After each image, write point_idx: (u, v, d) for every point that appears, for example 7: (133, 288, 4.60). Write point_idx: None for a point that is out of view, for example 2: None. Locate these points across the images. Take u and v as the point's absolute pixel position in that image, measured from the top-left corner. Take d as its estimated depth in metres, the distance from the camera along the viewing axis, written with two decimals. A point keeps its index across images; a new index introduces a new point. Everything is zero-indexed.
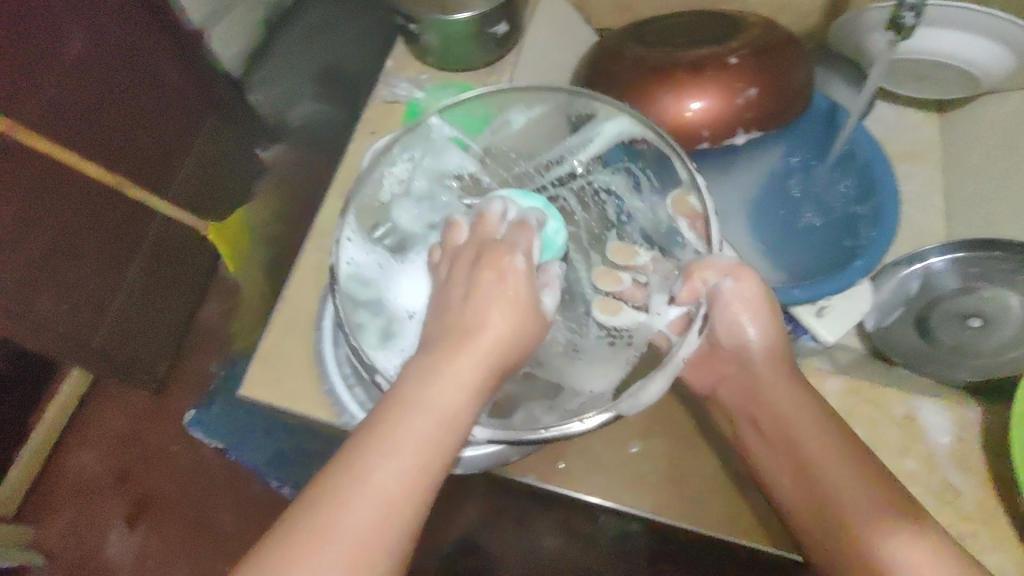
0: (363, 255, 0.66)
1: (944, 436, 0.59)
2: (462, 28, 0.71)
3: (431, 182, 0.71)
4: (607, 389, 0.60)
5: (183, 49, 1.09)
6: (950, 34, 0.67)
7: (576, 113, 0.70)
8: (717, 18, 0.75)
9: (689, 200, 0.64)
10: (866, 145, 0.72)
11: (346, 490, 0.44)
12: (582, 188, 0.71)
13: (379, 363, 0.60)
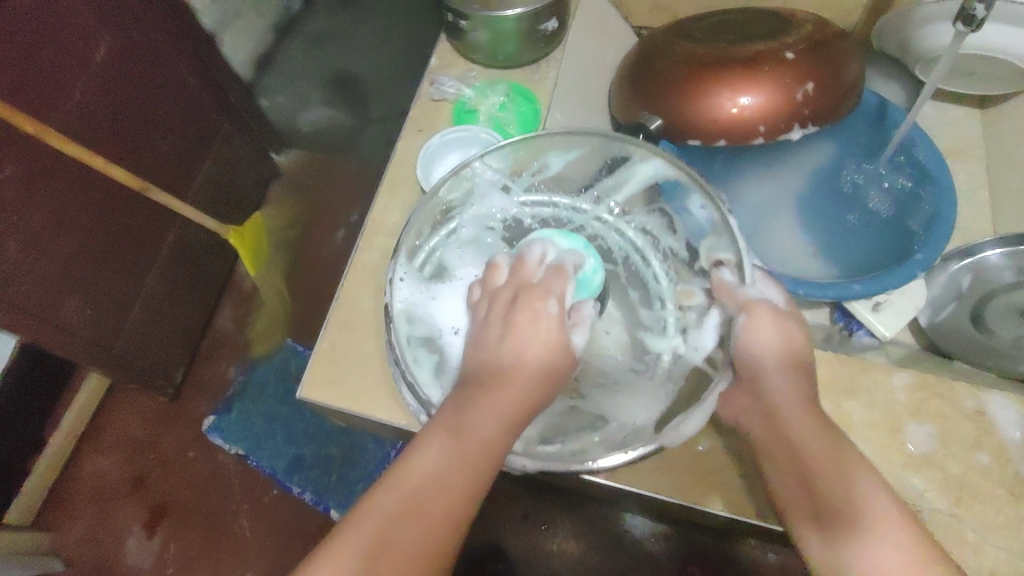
0: (413, 294, 0.66)
1: (1017, 431, 0.57)
2: (513, 25, 0.71)
3: (478, 228, 0.71)
4: (648, 420, 0.62)
5: (205, 51, 1.08)
6: (1006, 29, 0.67)
7: (611, 156, 0.70)
8: (771, 15, 0.75)
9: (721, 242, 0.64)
10: (923, 142, 0.70)
11: (377, 504, 0.48)
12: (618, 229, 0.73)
13: (434, 396, 0.60)
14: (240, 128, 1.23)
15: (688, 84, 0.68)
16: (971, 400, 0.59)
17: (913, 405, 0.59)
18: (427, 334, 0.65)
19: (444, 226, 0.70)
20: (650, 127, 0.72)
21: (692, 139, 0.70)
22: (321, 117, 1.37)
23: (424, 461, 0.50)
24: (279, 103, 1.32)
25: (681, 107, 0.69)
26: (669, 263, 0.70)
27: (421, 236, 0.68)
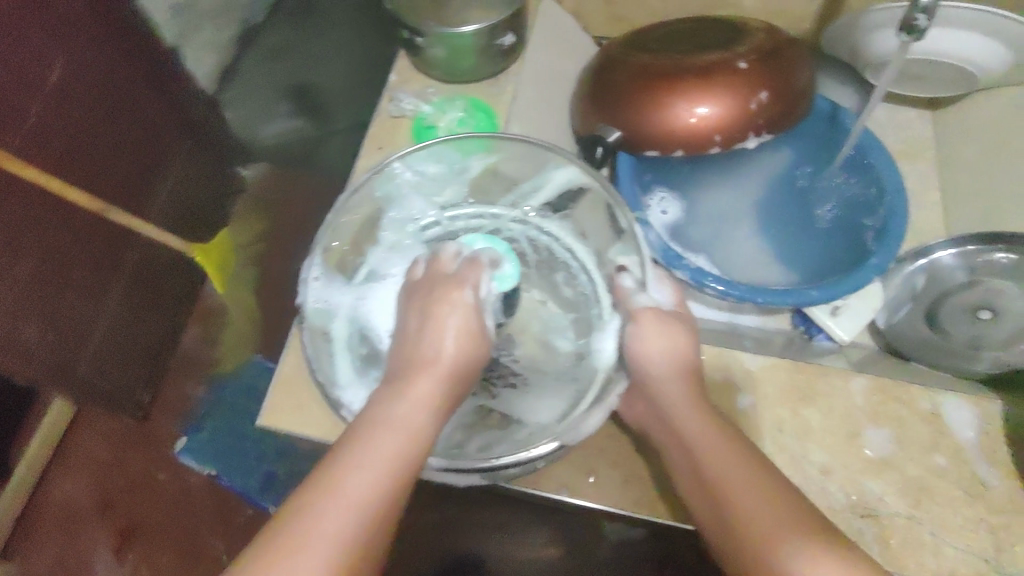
0: (330, 300, 0.62)
1: (970, 432, 0.59)
2: (470, 39, 0.71)
3: (399, 232, 0.67)
4: (553, 419, 0.59)
5: (163, 69, 1.06)
6: (950, 34, 0.69)
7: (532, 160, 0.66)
8: (725, 25, 0.76)
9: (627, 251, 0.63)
10: (870, 147, 0.71)
11: (327, 505, 0.43)
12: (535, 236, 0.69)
13: (349, 398, 0.57)
14: (201, 144, 1.21)
15: (645, 95, 0.69)
16: (927, 403, 0.60)
17: (873, 410, 0.60)
18: (344, 337, 0.61)
19: (365, 230, 0.66)
20: (608, 140, 0.72)
21: (649, 151, 0.70)
22: (284, 128, 1.29)
23: (372, 455, 0.46)
24: (240, 114, 1.23)
25: (638, 119, 0.69)
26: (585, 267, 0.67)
27: (344, 243, 0.64)
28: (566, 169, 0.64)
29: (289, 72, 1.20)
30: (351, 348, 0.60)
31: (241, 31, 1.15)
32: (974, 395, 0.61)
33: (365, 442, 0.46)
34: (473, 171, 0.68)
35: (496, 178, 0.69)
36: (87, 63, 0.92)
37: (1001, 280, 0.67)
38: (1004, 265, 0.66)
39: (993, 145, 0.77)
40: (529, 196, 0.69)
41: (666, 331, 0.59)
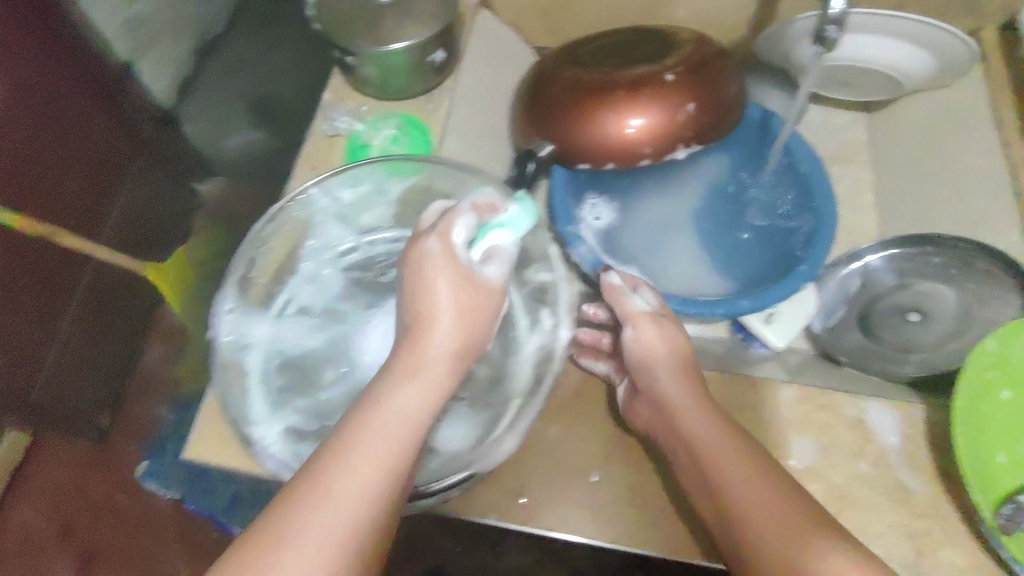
0: (252, 334, 0.59)
1: (895, 436, 0.60)
2: (400, 58, 0.70)
3: (318, 261, 0.63)
4: (464, 446, 0.60)
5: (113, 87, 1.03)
6: (873, 41, 0.70)
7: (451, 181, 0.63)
8: (656, 39, 0.76)
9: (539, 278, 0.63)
10: (803, 154, 0.72)
11: (325, 511, 0.40)
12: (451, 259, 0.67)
13: (266, 436, 0.54)
14: (150, 163, 1.18)
15: (577, 109, 0.69)
16: (851, 409, 0.61)
17: (800, 419, 0.61)
18: (262, 367, 0.58)
19: (284, 261, 0.62)
20: (539, 154, 0.71)
21: (584, 164, 0.70)
22: (247, 141, 1.18)
23: (376, 450, 0.42)
24: (200, 127, 1.16)
25: (571, 132, 0.69)
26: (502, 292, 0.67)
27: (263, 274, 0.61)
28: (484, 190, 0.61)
29: (250, 87, 1.13)
30: (270, 382, 0.58)
31: (201, 42, 1.10)
32: (899, 399, 0.62)
33: (365, 440, 0.42)
34: (391, 199, 0.65)
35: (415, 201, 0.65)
36: (27, 87, 0.92)
37: (934, 284, 0.69)
38: (931, 264, 0.68)
39: (922, 148, 0.79)
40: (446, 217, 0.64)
41: (663, 333, 0.60)
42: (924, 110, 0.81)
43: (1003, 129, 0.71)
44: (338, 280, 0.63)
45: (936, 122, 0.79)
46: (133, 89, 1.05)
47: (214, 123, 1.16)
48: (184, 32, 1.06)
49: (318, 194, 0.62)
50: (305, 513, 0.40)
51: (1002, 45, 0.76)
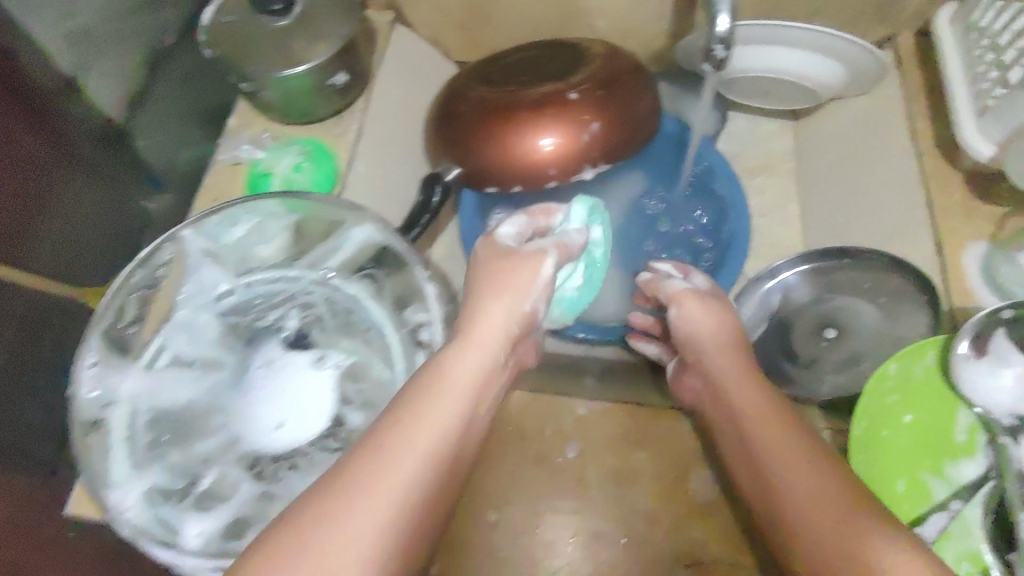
0: (117, 389, 0.54)
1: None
2: (303, 81, 0.66)
3: (199, 306, 0.59)
4: None
5: (54, 91, 0.73)
6: (783, 52, 0.69)
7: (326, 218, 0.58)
8: (569, 50, 0.73)
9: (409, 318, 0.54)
10: (717, 167, 0.74)
11: (374, 484, 0.40)
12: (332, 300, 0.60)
13: (124, 500, 0.51)
14: (73, 169, 0.78)
15: (482, 131, 0.67)
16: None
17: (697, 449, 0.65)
18: (130, 421, 0.54)
19: (153, 308, 0.57)
20: (446, 178, 0.68)
21: (490, 187, 0.69)
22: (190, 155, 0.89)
23: (424, 430, 0.44)
24: (156, 140, 0.85)
25: (476, 154, 0.67)
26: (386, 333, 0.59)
27: (136, 321, 0.56)
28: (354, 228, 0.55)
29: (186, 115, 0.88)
30: (135, 441, 0.54)
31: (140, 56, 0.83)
32: None
33: (411, 422, 0.44)
34: (271, 241, 0.60)
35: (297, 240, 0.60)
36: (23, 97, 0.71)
37: (851, 300, 0.69)
38: (847, 278, 0.69)
39: (842, 157, 0.78)
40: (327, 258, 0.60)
41: (707, 308, 0.60)
42: (846, 118, 0.79)
43: (919, 139, 0.69)
44: (211, 327, 0.59)
45: (856, 130, 0.77)
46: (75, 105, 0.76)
47: (167, 139, 0.87)
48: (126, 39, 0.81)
49: (192, 235, 0.57)
50: (359, 481, 0.40)
51: (918, 50, 0.75)
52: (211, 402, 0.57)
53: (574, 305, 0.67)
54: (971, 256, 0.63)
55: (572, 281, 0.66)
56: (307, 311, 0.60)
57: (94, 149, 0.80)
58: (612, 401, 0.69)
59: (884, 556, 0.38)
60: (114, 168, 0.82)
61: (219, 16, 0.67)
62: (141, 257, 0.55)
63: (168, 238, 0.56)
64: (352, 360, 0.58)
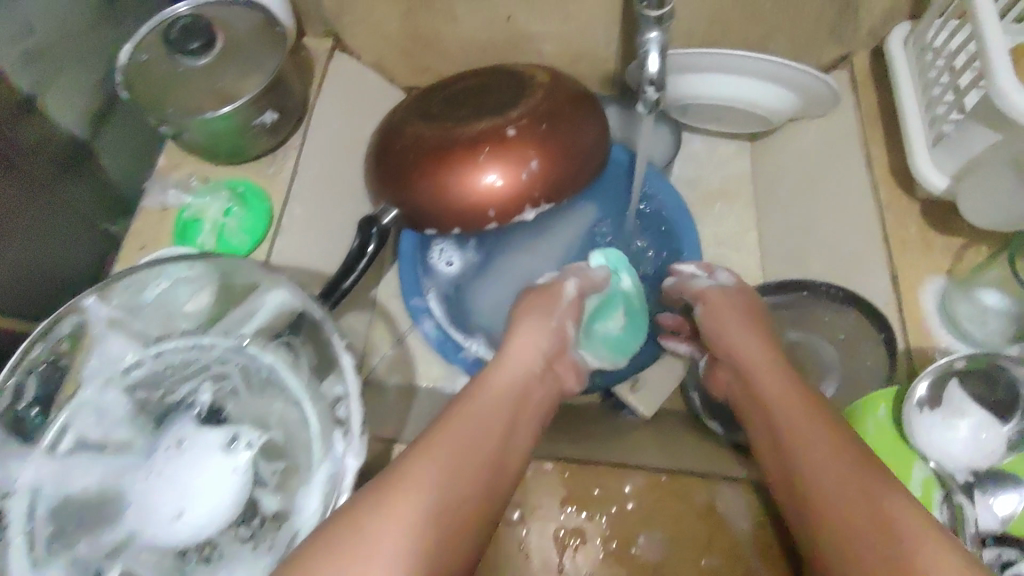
0: (13, 478, 0.44)
1: (745, 520, 0.53)
2: (228, 121, 0.62)
3: (102, 381, 0.48)
4: None
5: (12, 118, 0.62)
6: (734, 80, 0.67)
7: (239, 279, 0.48)
8: (510, 78, 0.69)
9: (337, 401, 0.45)
10: (664, 196, 0.73)
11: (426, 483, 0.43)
12: (247, 372, 0.49)
13: None
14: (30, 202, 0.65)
15: (417, 171, 0.63)
16: (702, 495, 0.55)
17: (644, 512, 0.55)
18: (22, 514, 0.44)
19: (46, 383, 0.46)
20: (383, 221, 0.65)
21: (429, 229, 0.65)
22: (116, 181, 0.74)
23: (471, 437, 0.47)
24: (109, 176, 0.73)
25: (412, 197, 0.63)
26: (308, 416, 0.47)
27: (20, 399, 0.44)
28: (276, 294, 0.47)
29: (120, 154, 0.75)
30: (34, 537, 0.43)
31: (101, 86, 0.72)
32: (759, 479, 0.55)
33: (463, 429, 0.48)
34: (183, 298, 0.49)
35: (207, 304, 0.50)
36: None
37: (808, 334, 0.69)
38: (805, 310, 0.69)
39: (801, 184, 0.76)
40: (243, 322, 0.49)
41: (731, 298, 0.62)
42: (805, 142, 0.76)
43: (873, 167, 0.67)
44: (116, 401, 0.48)
45: (812, 156, 0.75)
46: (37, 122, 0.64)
47: (132, 159, 0.76)
48: (92, 65, 0.71)
49: (97, 301, 0.47)
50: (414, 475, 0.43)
51: (874, 71, 0.72)
52: (109, 491, 0.46)
53: (621, 346, 0.68)
54: (929, 292, 0.61)
55: (610, 320, 0.68)
56: (219, 384, 0.49)
57: (53, 174, 0.67)
58: (553, 460, 0.58)
59: (903, 530, 0.38)
60: (79, 198, 0.70)
61: (136, 53, 0.62)
62: (35, 333, 0.44)
63: (71, 308, 0.46)
64: (266, 437, 0.47)
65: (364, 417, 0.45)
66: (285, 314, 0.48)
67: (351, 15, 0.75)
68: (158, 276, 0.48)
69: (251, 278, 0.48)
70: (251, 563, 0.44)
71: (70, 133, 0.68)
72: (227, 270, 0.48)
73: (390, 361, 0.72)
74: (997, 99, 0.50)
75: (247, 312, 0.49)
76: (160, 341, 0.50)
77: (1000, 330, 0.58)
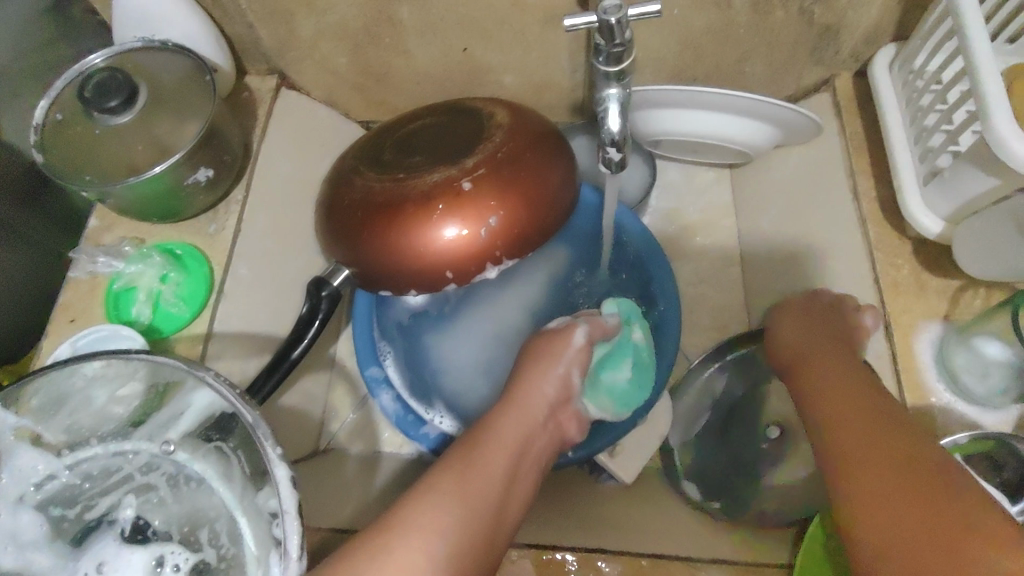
0: None
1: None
2: (160, 184, 0.57)
3: (14, 498, 0.43)
4: None
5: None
6: (702, 115, 0.64)
7: (161, 379, 0.44)
8: (467, 116, 0.63)
9: (271, 516, 0.40)
10: (638, 239, 0.67)
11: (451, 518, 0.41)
12: (175, 479, 0.44)
13: None
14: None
15: (367, 230, 0.57)
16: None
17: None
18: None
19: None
20: (333, 283, 0.60)
21: (382, 290, 0.60)
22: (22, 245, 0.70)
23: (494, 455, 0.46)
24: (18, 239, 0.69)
25: (363, 258, 0.58)
26: (242, 531, 0.42)
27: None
28: (200, 396, 0.42)
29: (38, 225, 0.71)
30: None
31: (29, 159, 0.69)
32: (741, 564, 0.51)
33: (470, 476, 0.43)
34: (101, 399, 0.45)
35: (128, 406, 0.45)
36: None
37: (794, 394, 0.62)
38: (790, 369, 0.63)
39: (783, 216, 0.71)
40: (168, 426, 0.44)
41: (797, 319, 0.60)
42: (787, 171, 0.72)
43: (860, 203, 0.62)
44: (25, 522, 0.43)
45: (796, 186, 0.71)
46: None
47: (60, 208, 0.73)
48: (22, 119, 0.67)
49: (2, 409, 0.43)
50: (439, 512, 0.41)
51: (859, 94, 0.67)
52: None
53: (626, 400, 0.57)
54: (924, 344, 0.56)
55: (619, 370, 0.58)
56: (145, 495, 0.45)
57: (9, 204, 0.68)
58: (531, 546, 0.54)
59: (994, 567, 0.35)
60: (37, 227, 0.71)
61: (53, 111, 0.57)
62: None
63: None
64: (197, 558, 0.42)
65: (303, 535, 0.39)
66: (212, 416, 0.43)
67: (294, 51, 0.69)
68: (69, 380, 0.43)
69: (172, 377, 0.43)
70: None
71: (24, 158, 0.69)
72: (146, 369, 0.43)
73: (351, 426, 0.68)
74: (994, 145, 0.46)
75: (173, 412, 0.45)
76: (76, 450, 0.45)
77: (1002, 386, 0.53)
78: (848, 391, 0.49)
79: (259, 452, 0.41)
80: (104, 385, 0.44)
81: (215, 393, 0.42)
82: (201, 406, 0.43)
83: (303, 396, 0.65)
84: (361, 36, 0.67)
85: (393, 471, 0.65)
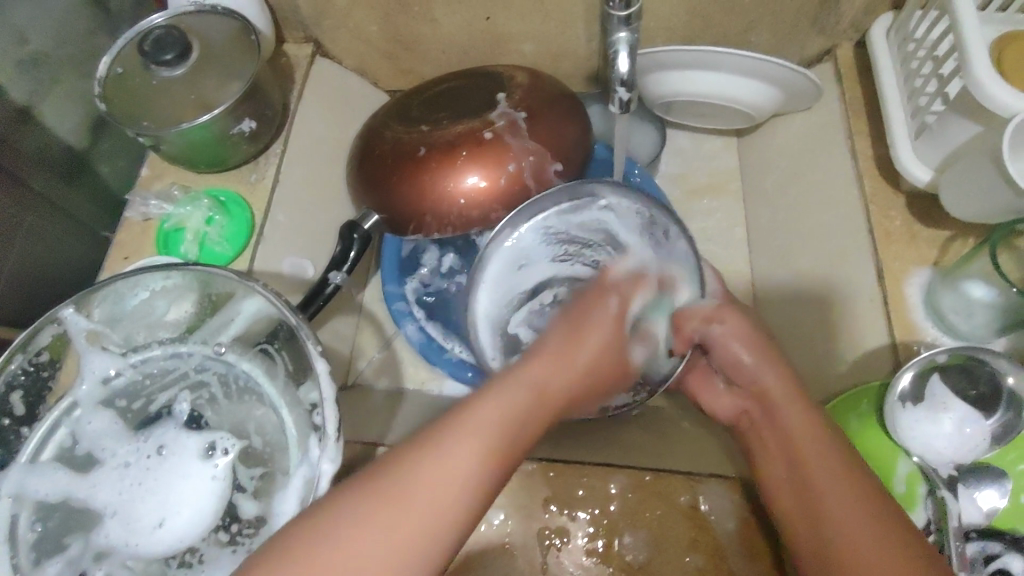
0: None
1: (730, 521, 0.54)
2: (208, 131, 0.62)
3: (86, 392, 0.49)
4: None
5: (8, 131, 0.63)
6: (708, 77, 0.68)
7: (215, 289, 0.49)
8: (491, 78, 0.68)
9: (313, 410, 0.46)
10: (643, 180, 0.75)
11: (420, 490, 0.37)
12: (227, 379, 0.50)
13: None
14: (20, 199, 0.65)
15: (396, 176, 0.62)
16: (686, 495, 0.55)
17: (629, 513, 0.55)
18: (4, 527, 0.45)
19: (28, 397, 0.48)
20: (366, 225, 0.65)
21: (408, 234, 0.64)
22: (70, 224, 0.70)
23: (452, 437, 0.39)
24: (65, 216, 0.70)
25: (390, 202, 0.63)
26: (288, 422, 0.47)
27: (9, 415, 0.47)
28: (249, 305, 0.48)
29: (83, 208, 0.72)
30: (15, 540, 0.44)
31: (93, 143, 0.72)
32: (735, 480, 0.56)
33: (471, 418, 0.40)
34: (162, 307, 0.50)
35: (184, 314, 0.51)
36: None
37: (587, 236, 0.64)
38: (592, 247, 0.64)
39: (786, 177, 0.77)
40: (220, 331, 0.50)
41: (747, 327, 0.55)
42: (789, 136, 0.77)
43: (857, 159, 0.65)
44: (97, 416, 0.49)
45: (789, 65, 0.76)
46: (37, 139, 0.66)
47: (103, 196, 0.74)
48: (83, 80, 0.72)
49: (75, 312, 0.48)
50: (402, 487, 0.37)
51: (857, 63, 0.71)
52: (91, 503, 0.46)
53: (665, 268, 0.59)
54: (913, 285, 0.59)
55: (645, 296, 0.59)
56: (198, 392, 0.50)
57: (48, 177, 0.67)
58: (539, 460, 0.58)
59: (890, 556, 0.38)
60: (75, 199, 0.71)
61: (114, 66, 0.63)
62: (13, 345, 0.46)
63: (49, 320, 0.47)
64: (243, 444, 0.48)
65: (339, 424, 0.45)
66: (258, 321, 0.48)
67: (330, 19, 0.75)
68: (135, 289, 0.49)
69: (224, 286, 0.48)
70: (228, 568, 0.45)
71: (66, 140, 0.69)
72: (201, 279, 0.48)
73: (378, 363, 0.74)
74: (976, 92, 0.50)
75: (223, 321, 0.50)
76: (139, 351, 0.51)
77: (987, 321, 0.57)
78: (794, 408, 0.48)
79: (300, 351, 0.46)
80: (164, 293, 0.50)
81: (261, 303, 0.48)
82: (250, 314, 0.48)
83: (335, 333, 0.71)
84: (392, 6, 0.72)
85: (414, 403, 0.70)
